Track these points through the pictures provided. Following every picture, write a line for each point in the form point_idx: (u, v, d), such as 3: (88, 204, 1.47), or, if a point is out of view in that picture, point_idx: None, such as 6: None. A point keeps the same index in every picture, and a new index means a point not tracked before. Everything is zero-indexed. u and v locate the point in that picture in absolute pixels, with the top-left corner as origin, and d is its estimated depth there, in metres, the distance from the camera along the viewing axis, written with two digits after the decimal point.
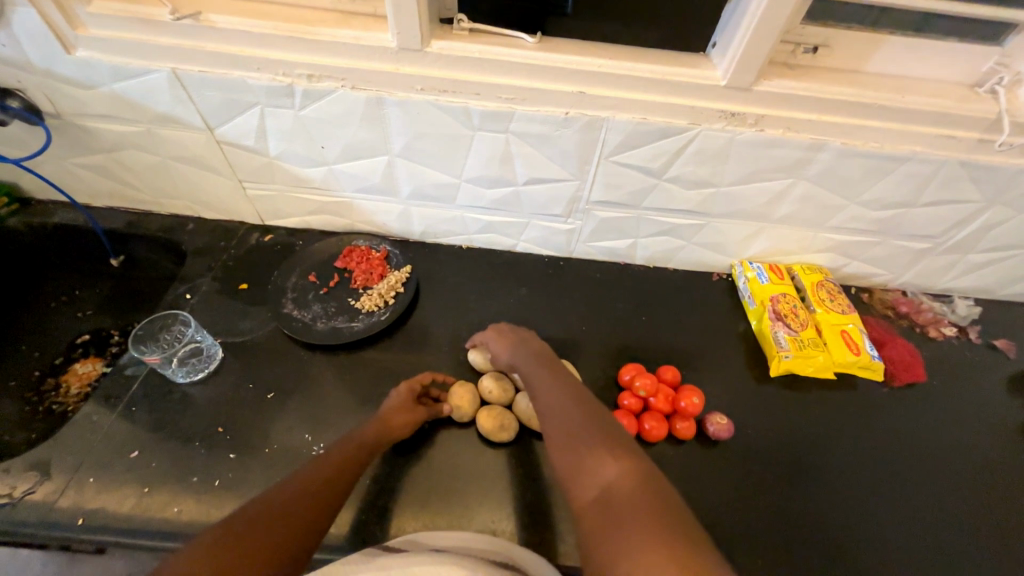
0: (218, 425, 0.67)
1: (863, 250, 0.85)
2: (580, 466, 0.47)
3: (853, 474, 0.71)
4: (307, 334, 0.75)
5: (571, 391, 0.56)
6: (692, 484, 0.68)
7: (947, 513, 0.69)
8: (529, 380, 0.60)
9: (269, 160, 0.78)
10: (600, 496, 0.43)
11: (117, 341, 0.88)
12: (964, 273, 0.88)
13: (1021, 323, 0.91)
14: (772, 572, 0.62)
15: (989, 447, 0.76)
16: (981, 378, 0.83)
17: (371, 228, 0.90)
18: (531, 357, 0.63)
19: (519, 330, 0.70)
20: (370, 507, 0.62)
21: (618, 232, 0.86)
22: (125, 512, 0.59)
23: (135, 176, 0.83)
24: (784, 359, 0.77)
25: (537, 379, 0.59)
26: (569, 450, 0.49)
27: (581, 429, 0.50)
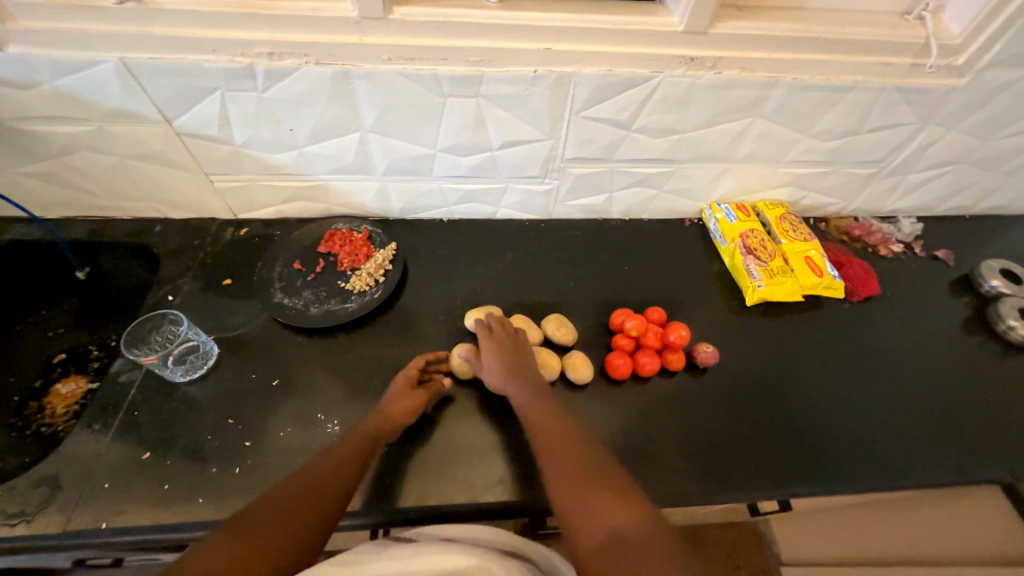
0: (228, 417, 0.67)
1: (817, 181, 0.92)
2: (590, 511, 0.50)
3: (828, 381, 0.79)
4: (302, 320, 0.76)
5: (569, 432, 0.59)
6: (689, 409, 0.73)
7: (910, 403, 0.78)
8: (528, 415, 0.62)
9: (236, 148, 0.76)
10: (610, 540, 0.47)
11: (98, 356, 0.85)
12: (906, 193, 0.96)
13: (956, 234, 1.01)
14: (769, 474, 0.68)
15: (939, 343, 0.85)
16: (927, 286, 0.93)
17: (349, 210, 0.90)
18: (528, 385, 0.65)
19: (515, 343, 0.70)
20: (390, 471, 0.64)
21: (593, 187, 0.89)
22: (149, 509, 0.59)
23: (91, 180, 0.79)
24: (757, 288, 0.83)
25: (538, 415, 0.61)
26: (574, 493, 0.52)
27: (583, 471, 0.54)
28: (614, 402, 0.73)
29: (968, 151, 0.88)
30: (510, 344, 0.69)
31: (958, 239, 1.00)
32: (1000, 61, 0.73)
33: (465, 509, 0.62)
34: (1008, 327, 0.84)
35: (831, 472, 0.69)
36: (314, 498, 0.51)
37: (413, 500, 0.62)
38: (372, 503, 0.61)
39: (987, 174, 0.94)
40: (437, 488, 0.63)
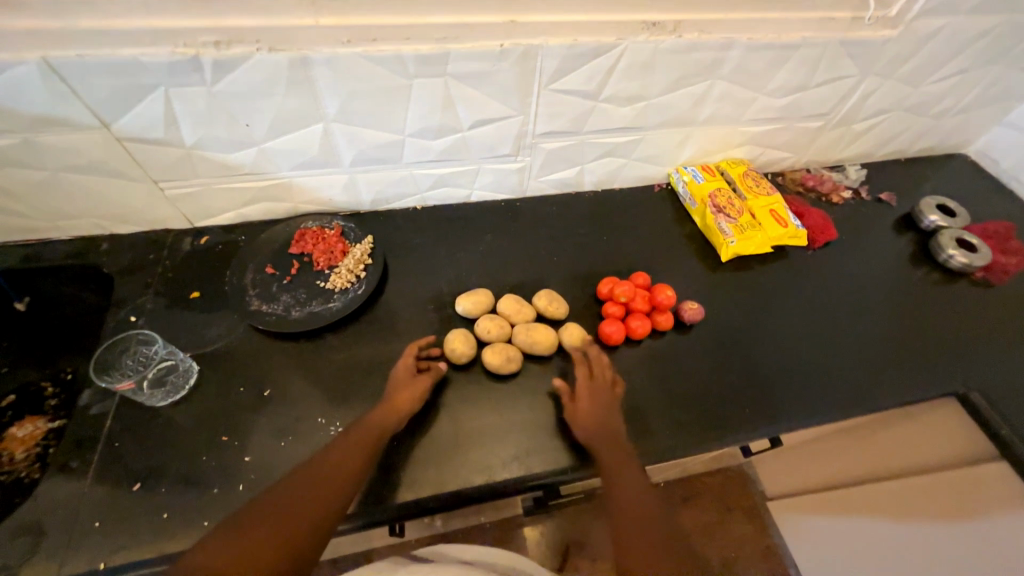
0: (222, 433, 0.64)
1: (773, 137, 0.97)
2: None
3: (800, 323, 0.85)
4: (285, 325, 0.72)
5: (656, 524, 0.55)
6: (681, 364, 0.77)
7: (874, 334, 0.85)
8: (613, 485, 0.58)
9: (186, 150, 0.70)
10: None
11: (55, 392, 0.77)
12: (850, 143, 1.03)
13: (894, 177, 1.10)
14: (761, 415, 0.73)
15: (891, 278, 0.93)
16: (876, 227, 1.01)
17: (318, 207, 0.86)
18: (613, 453, 0.60)
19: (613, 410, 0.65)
20: (401, 462, 0.63)
21: (566, 161, 0.90)
22: (150, 541, 0.55)
23: (20, 199, 0.71)
24: (730, 244, 0.87)
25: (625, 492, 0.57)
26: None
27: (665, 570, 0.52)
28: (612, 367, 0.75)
29: (903, 98, 0.95)
30: (604, 412, 0.64)
31: (897, 182, 1.09)
32: (928, 11, 0.79)
33: (483, 489, 0.62)
34: (948, 256, 0.92)
35: (813, 406, 0.75)
36: (308, 501, 0.50)
37: (429, 488, 0.62)
38: (387, 497, 0.60)
39: (918, 119, 1.02)
40: (451, 474, 0.63)
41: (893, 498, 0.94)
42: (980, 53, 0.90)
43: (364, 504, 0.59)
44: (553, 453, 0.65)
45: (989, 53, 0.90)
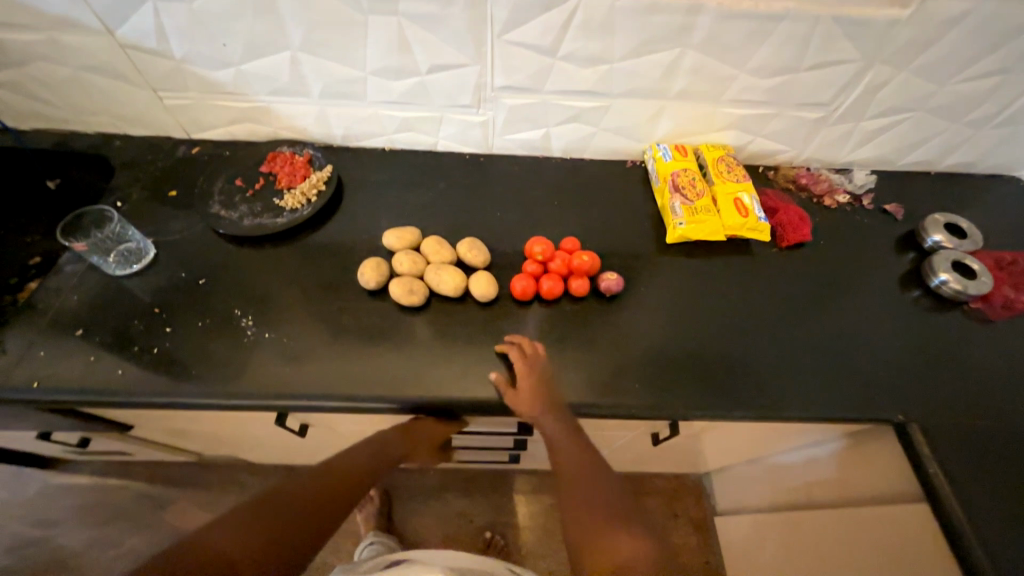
0: (155, 306, 0.74)
1: (761, 124, 0.89)
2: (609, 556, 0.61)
3: (734, 319, 0.80)
4: (234, 230, 0.81)
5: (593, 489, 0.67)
6: (588, 333, 0.77)
7: (816, 343, 0.78)
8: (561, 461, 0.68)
9: (177, 64, 0.80)
10: None
11: None
12: (860, 143, 0.93)
13: (914, 189, 0.97)
14: (651, 395, 0.71)
15: (867, 293, 0.84)
16: (868, 238, 0.90)
17: (294, 135, 0.93)
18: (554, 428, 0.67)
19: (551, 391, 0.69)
20: (288, 360, 0.71)
21: (530, 121, 0.90)
22: (75, 375, 0.67)
23: (51, 91, 0.85)
24: (679, 226, 0.84)
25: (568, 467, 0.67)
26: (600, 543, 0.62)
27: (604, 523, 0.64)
28: (516, 321, 0.77)
29: (924, 97, 0.84)
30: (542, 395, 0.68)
31: (915, 195, 0.96)
32: None
33: (351, 395, 0.69)
34: (939, 281, 0.81)
35: (712, 400, 0.71)
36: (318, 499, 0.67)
37: (304, 384, 0.69)
38: (269, 385, 0.69)
39: (949, 125, 0.89)
40: (327, 379, 0.70)
41: (812, 529, 0.92)
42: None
43: (246, 386, 0.68)
44: (425, 384, 0.70)
45: None
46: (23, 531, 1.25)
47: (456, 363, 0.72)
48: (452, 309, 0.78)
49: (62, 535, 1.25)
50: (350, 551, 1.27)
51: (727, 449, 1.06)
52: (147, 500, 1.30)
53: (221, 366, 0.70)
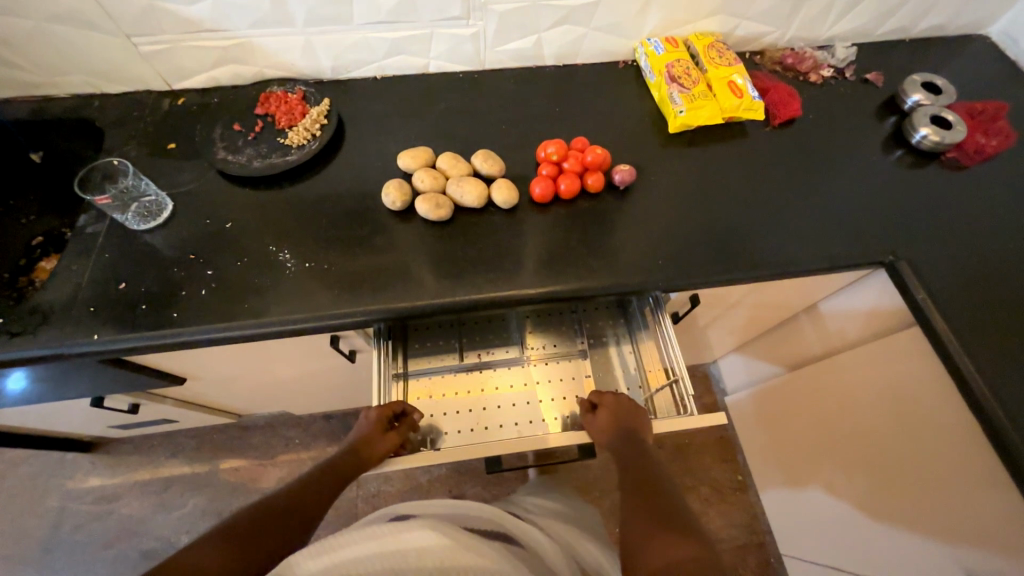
0: (190, 253, 0.75)
1: (747, 5, 0.91)
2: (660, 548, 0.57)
3: (739, 195, 0.85)
4: (248, 172, 0.81)
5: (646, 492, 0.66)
6: (607, 224, 0.82)
7: (814, 207, 0.84)
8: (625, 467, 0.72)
9: (148, 1, 0.76)
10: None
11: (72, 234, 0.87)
12: (841, 15, 0.95)
13: (892, 56, 1.01)
14: (672, 270, 0.77)
15: (856, 158, 0.90)
16: (853, 107, 0.95)
17: (282, 72, 0.91)
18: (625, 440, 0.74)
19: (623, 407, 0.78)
20: (331, 286, 0.74)
21: (521, 28, 0.89)
22: (132, 324, 0.70)
23: (15, 49, 0.79)
24: (679, 114, 0.87)
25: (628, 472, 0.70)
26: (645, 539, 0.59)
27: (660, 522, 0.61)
28: (538, 223, 0.81)
29: None
30: (618, 413, 0.77)
31: (892, 61, 1.00)
32: None
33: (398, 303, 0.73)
34: (920, 136, 0.88)
35: (727, 266, 0.78)
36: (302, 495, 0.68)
37: (352, 305, 0.73)
38: (322, 310, 0.72)
39: None
40: (374, 298, 0.74)
41: (814, 383, 1.04)
42: None
43: (299, 311, 0.72)
44: (468, 289, 0.75)
45: None
46: (84, 509, 1.30)
47: (492, 269, 0.77)
48: (476, 221, 0.81)
49: (124, 506, 1.31)
50: (400, 478, 1.36)
51: (734, 333, 1.15)
52: (198, 465, 1.36)
53: (269, 298, 0.73)
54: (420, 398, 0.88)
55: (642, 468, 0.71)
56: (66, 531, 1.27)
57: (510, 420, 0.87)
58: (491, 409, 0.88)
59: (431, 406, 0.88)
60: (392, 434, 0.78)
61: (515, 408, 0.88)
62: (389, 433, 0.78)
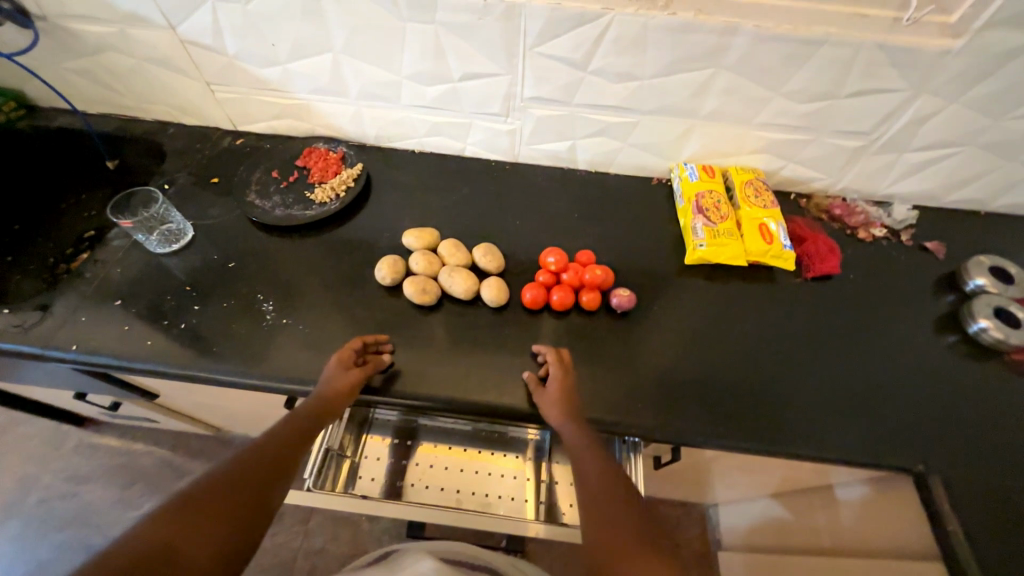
0: (188, 284, 0.79)
1: (796, 150, 0.87)
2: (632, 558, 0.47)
3: (750, 345, 0.78)
4: (266, 218, 0.85)
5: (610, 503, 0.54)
6: (595, 345, 0.77)
7: (835, 378, 0.74)
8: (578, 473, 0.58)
9: (229, 60, 0.86)
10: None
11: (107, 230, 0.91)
12: (902, 176, 0.88)
13: (960, 228, 0.92)
14: (653, 415, 0.70)
15: (897, 334, 0.79)
16: (905, 275, 0.86)
17: (331, 132, 0.98)
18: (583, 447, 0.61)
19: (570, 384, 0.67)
20: (302, 346, 0.74)
21: (557, 133, 0.91)
22: (112, 341, 0.73)
23: (117, 79, 0.92)
24: (699, 248, 0.83)
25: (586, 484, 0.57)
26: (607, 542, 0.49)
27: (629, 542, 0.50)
28: (524, 329, 0.78)
29: (975, 131, 0.79)
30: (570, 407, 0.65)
31: (959, 233, 0.91)
32: (1001, 21, 0.66)
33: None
34: (978, 327, 0.77)
35: (716, 429, 0.69)
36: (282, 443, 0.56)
37: (312, 372, 0.72)
38: (283, 371, 0.71)
39: (1002, 163, 0.83)
40: None
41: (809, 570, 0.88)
42: None
43: (261, 367, 0.72)
44: (431, 384, 0.72)
45: None
46: (55, 483, 1.34)
47: (461, 367, 0.73)
48: (462, 312, 0.79)
49: (89, 492, 1.33)
50: (347, 541, 1.28)
51: (735, 487, 1.01)
52: (167, 468, 1.37)
53: (240, 345, 0.74)
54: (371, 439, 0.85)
55: (593, 461, 0.58)
56: (32, 502, 1.31)
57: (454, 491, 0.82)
58: (439, 469, 0.83)
59: (380, 451, 0.84)
60: (358, 375, 0.66)
61: (464, 475, 0.83)
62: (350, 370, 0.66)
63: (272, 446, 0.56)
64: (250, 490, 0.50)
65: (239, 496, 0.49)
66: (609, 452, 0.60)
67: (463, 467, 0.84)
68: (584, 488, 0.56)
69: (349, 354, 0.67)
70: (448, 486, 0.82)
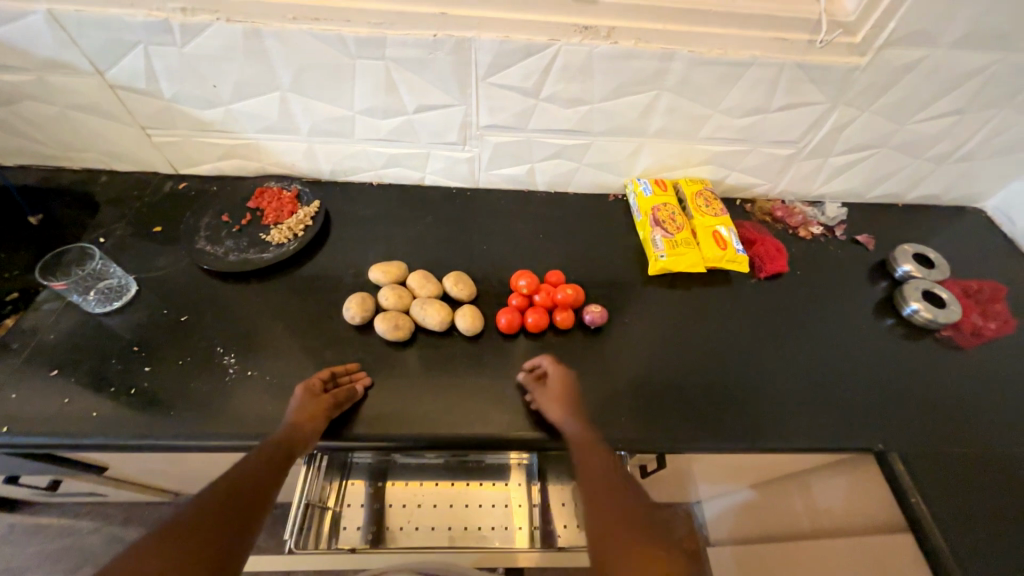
0: (136, 345, 0.73)
1: (737, 160, 0.93)
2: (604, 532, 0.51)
3: (717, 346, 0.82)
4: (220, 266, 0.81)
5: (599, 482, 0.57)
6: (574, 364, 0.77)
7: (796, 370, 0.79)
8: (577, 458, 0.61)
9: (166, 103, 0.81)
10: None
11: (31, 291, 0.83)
12: (830, 178, 0.97)
13: (884, 221, 1.01)
14: (637, 427, 0.71)
15: (845, 323, 0.86)
16: (844, 267, 0.94)
17: (282, 169, 0.95)
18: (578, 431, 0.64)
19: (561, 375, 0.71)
20: (271, 398, 0.70)
21: (515, 157, 0.92)
22: (48, 417, 0.66)
23: (37, 128, 0.85)
24: (660, 258, 0.87)
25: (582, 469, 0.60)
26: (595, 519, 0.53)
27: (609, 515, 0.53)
28: (502, 354, 0.78)
29: (886, 135, 0.88)
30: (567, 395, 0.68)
31: (884, 225, 1.00)
32: (898, 40, 0.74)
33: (326, 432, 0.67)
34: (911, 310, 0.85)
35: (697, 433, 0.71)
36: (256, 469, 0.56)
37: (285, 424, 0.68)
38: (252, 427, 0.67)
39: (912, 161, 0.93)
40: None
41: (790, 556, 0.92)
42: (973, 94, 0.82)
43: (227, 425, 0.67)
44: (412, 423, 0.69)
45: (986, 95, 0.82)
46: None
47: (442, 401, 0.72)
48: (438, 344, 0.78)
49: None
50: None
51: (718, 484, 1.04)
52: (119, 545, 1.23)
53: (201, 405, 0.69)
54: (353, 486, 0.80)
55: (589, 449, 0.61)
56: None
57: (448, 527, 0.79)
58: (428, 508, 0.81)
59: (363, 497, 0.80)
60: (329, 398, 0.65)
61: (455, 511, 0.81)
62: (320, 396, 0.65)
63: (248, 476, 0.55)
64: (220, 519, 0.49)
65: (207, 527, 0.48)
66: (615, 453, 0.62)
67: (452, 502, 0.81)
68: (589, 481, 0.57)
69: (316, 381, 0.66)
70: (441, 525, 0.79)
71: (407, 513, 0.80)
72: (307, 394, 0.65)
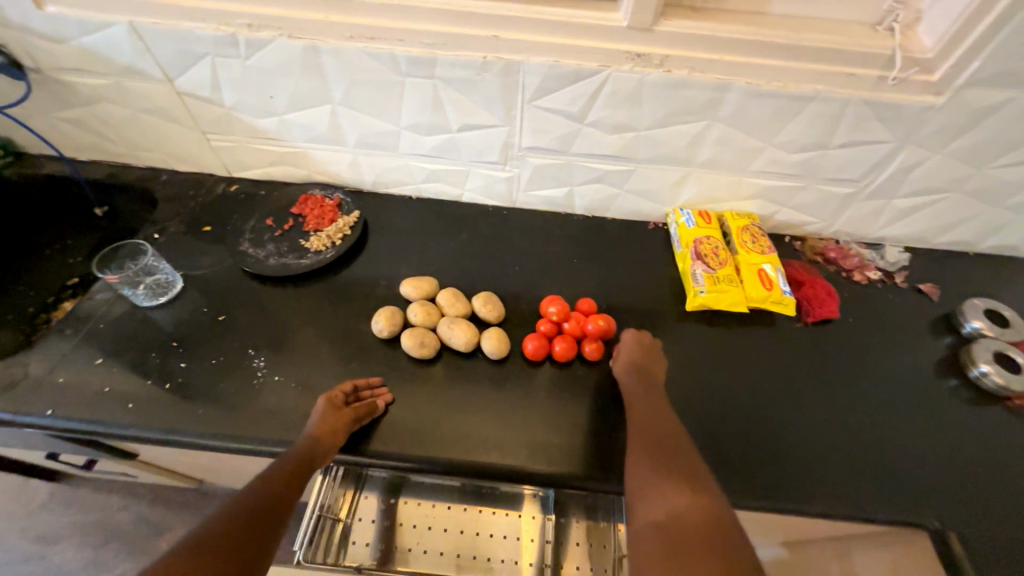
0: (175, 340, 0.76)
1: (789, 196, 0.88)
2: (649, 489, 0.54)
3: (757, 393, 0.76)
4: (260, 269, 0.83)
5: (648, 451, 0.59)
6: (600, 398, 0.74)
7: (844, 427, 0.73)
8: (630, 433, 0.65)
9: (226, 110, 0.86)
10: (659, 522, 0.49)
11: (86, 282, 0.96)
12: (892, 221, 0.90)
13: (951, 270, 0.93)
14: None
15: (902, 379, 0.79)
16: (903, 318, 0.86)
17: (327, 178, 0.97)
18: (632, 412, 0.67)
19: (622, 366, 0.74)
20: (294, 405, 0.71)
21: (555, 179, 0.91)
22: (89, 403, 0.69)
23: (110, 127, 0.91)
24: (699, 294, 0.83)
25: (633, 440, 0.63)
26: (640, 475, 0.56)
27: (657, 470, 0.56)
28: (527, 381, 0.76)
29: (960, 179, 0.81)
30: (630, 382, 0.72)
31: (951, 275, 0.92)
32: (980, 80, 0.69)
33: (344, 447, 0.67)
34: (979, 372, 0.77)
35: (728, 487, 0.66)
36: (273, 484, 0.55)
37: None
38: (275, 433, 0.67)
39: (988, 208, 0.86)
40: None
41: None
42: None
43: (251, 429, 0.68)
44: (429, 444, 0.68)
45: None
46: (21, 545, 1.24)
47: (462, 425, 0.70)
48: (463, 364, 0.77)
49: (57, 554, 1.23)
50: None
51: None
52: (143, 525, 1.28)
53: (228, 405, 0.70)
54: (366, 500, 0.80)
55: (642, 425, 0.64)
56: None
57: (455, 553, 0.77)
58: (438, 531, 0.79)
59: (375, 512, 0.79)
60: (349, 413, 0.65)
61: (465, 537, 0.78)
62: (342, 410, 0.65)
63: (268, 491, 0.54)
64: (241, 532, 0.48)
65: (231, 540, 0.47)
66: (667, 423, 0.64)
67: (463, 527, 0.79)
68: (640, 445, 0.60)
69: (337, 394, 0.66)
70: (449, 550, 0.78)
71: (416, 534, 0.78)
72: (327, 408, 0.65)
